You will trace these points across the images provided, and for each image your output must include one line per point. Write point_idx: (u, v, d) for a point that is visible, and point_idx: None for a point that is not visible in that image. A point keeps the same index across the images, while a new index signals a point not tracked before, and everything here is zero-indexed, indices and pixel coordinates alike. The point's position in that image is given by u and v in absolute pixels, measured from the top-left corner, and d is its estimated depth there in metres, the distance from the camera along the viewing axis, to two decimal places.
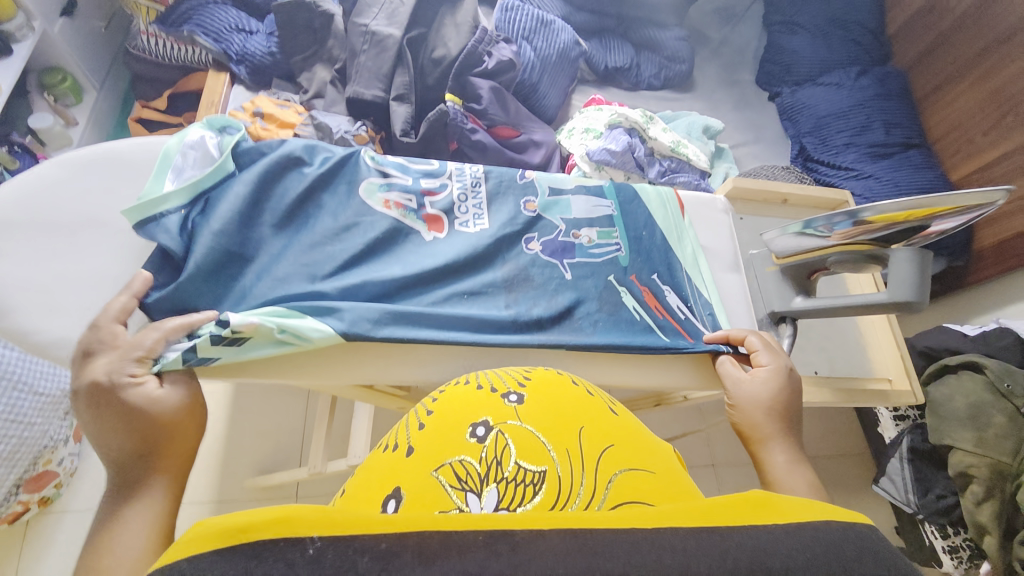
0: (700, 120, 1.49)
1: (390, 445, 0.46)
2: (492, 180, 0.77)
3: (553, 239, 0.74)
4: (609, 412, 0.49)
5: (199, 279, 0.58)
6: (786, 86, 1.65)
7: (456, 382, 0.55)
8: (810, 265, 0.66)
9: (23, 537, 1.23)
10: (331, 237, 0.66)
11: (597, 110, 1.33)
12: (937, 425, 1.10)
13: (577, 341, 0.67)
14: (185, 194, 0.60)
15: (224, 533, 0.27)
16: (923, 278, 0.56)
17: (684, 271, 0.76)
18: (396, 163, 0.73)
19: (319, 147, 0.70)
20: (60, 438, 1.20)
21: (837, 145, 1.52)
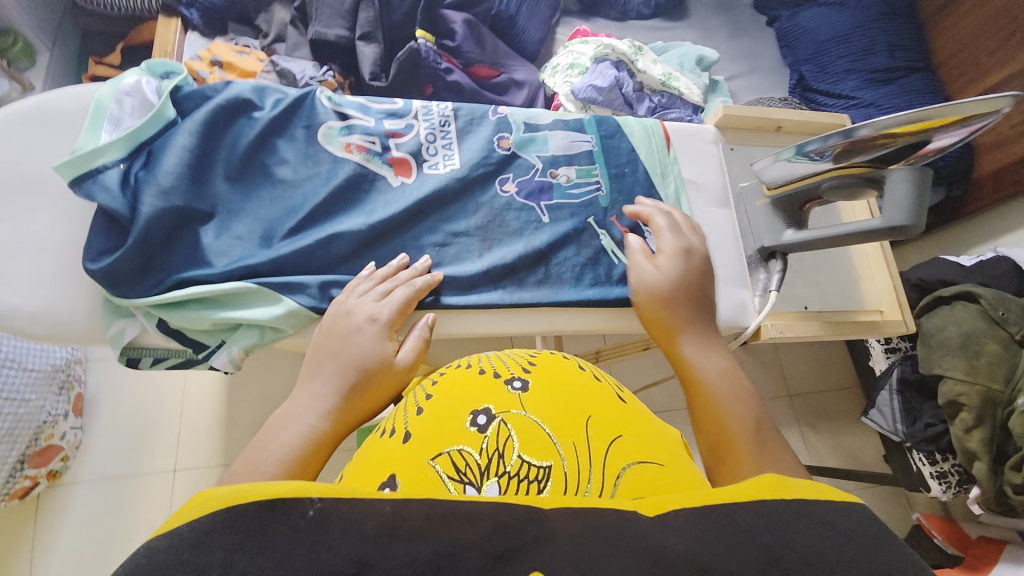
0: (694, 49, 1.39)
1: (387, 429, 0.48)
2: (462, 117, 0.72)
3: (529, 180, 0.70)
4: (618, 400, 0.50)
5: (149, 240, 0.54)
6: (785, 9, 1.54)
7: (457, 363, 0.56)
8: (805, 194, 0.62)
9: (38, 507, 1.27)
10: (291, 187, 0.62)
11: (583, 42, 1.23)
12: (926, 355, 1.10)
13: (552, 296, 0.66)
14: (124, 147, 0.55)
15: (228, 502, 0.30)
16: (920, 202, 0.52)
17: (666, 209, 0.73)
18: (355, 103, 0.67)
19: (270, 88, 0.64)
20: (59, 413, 1.21)
21: (837, 72, 1.43)
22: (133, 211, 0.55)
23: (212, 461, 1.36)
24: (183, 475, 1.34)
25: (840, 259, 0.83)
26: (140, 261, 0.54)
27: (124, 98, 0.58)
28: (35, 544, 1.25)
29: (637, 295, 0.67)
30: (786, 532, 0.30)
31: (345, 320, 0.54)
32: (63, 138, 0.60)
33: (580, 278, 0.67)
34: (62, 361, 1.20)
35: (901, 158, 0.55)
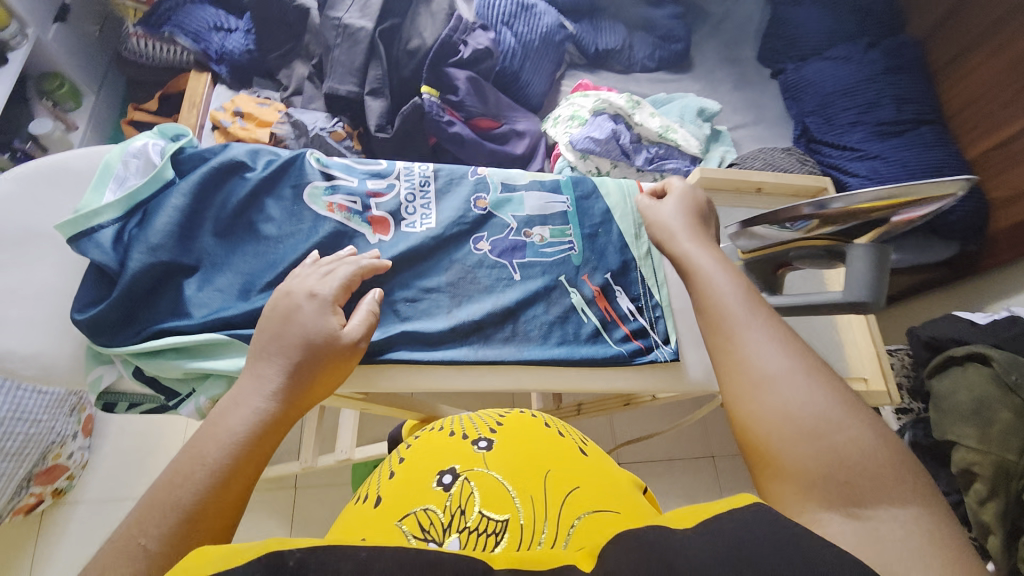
0: (695, 102, 1.43)
1: (361, 496, 0.50)
2: (442, 178, 0.80)
3: (503, 239, 0.77)
4: (581, 454, 0.52)
5: (135, 291, 0.62)
6: (791, 62, 1.57)
7: (435, 428, 0.58)
8: (777, 258, 0.62)
9: (39, 527, 1.30)
10: (274, 243, 0.70)
11: (584, 96, 1.29)
12: (939, 420, 1.06)
13: (518, 353, 0.71)
14: (120, 207, 0.63)
15: (227, 562, 0.28)
16: (880, 276, 0.55)
17: (637, 269, 0.79)
18: (341, 165, 0.76)
19: (264, 151, 0.73)
20: (68, 434, 1.23)
21: (843, 124, 1.43)
22: (121, 265, 0.62)
23: None
24: None
25: (821, 324, 0.83)
26: (128, 308, 0.62)
27: (129, 160, 0.67)
28: (33, 562, 1.28)
29: (608, 355, 0.72)
30: (684, 549, 0.31)
31: (287, 299, 0.58)
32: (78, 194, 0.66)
33: (548, 336, 0.73)
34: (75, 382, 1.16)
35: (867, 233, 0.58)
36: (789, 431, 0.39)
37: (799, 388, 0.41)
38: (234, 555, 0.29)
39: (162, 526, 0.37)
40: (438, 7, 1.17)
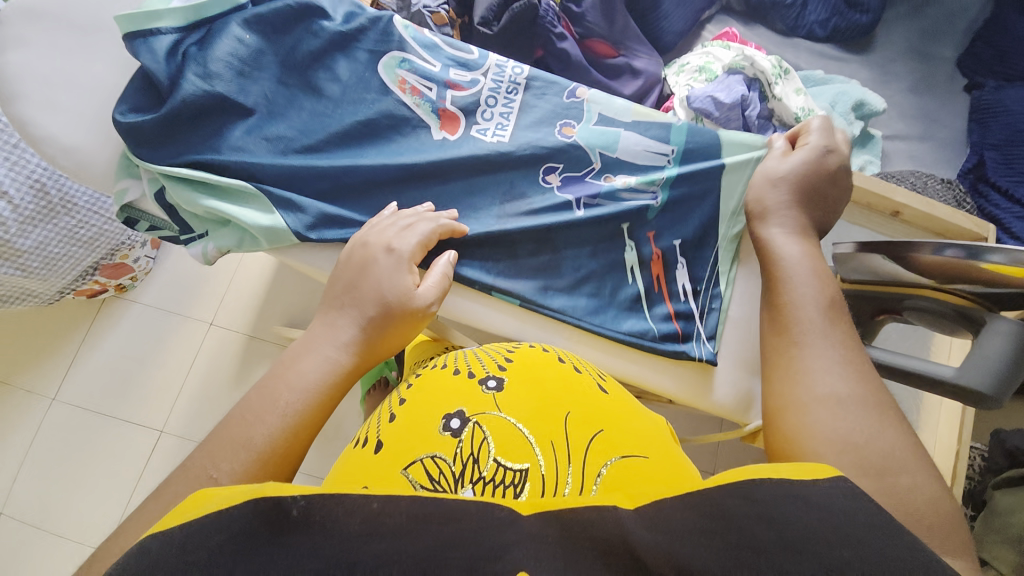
0: (855, 92, 1.18)
1: (362, 440, 0.49)
2: (533, 91, 0.71)
3: (578, 178, 0.68)
4: (599, 393, 0.51)
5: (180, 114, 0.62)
6: (993, 78, 1.26)
7: (436, 365, 0.57)
8: (882, 304, 0.54)
9: (98, 310, 1.50)
10: (329, 105, 0.67)
11: (724, 47, 1.09)
12: (982, 533, 0.93)
13: (546, 304, 0.66)
14: (183, 18, 0.62)
15: (229, 503, 0.33)
16: (1017, 366, 0.44)
17: (715, 250, 0.68)
18: (430, 43, 0.70)
19: (348, 4, 0.68)
20: (138, 241, 1.34)
21: (1023, 172, 1.18)
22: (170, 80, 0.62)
23: (238, 329, 1.50)
24: (213, 331, 1.49)
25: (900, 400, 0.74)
26: (174, 128, 0.63)
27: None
28: (90, 338, 1.48)
29: (649, 343, 0.65)
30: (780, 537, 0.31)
31: (365, 250, 0.58)
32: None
33: (580, 297, 0.66)
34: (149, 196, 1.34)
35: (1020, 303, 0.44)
36: (844, 457, 0.41)
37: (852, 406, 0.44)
38: (234, 496, 0.33)
39: (232, 460, 0.42)
40: None
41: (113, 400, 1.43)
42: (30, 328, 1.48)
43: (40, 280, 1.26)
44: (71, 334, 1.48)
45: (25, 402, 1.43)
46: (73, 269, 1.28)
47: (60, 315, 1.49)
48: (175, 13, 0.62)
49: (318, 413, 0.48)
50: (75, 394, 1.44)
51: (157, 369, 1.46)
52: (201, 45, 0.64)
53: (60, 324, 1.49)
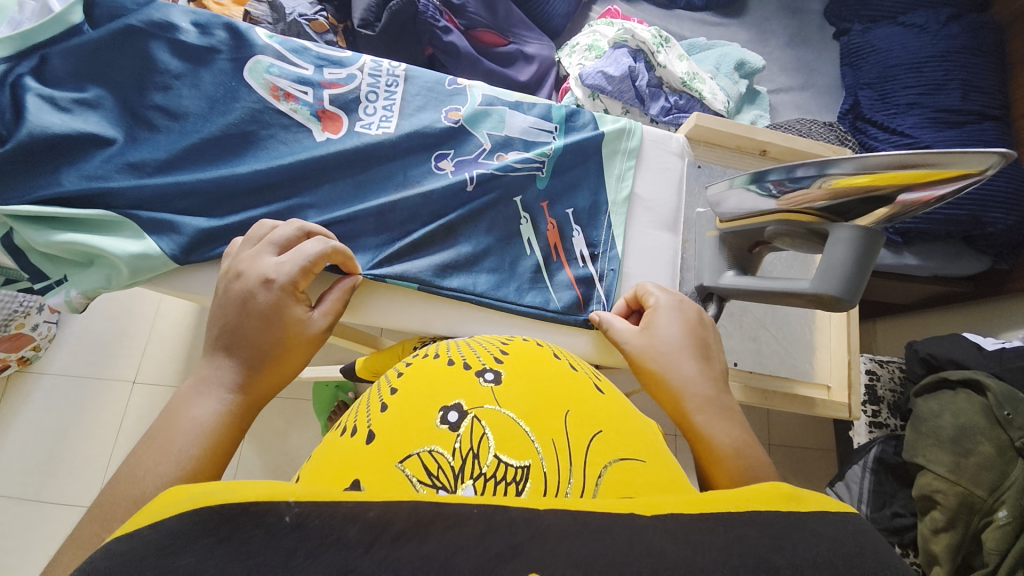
0: (736, 53, 1.25)
1: (348, 429, 0.42)
2: (415, 83, 0.70)
3: (469, 159, 0.67)
4: (597, 390, 0.45)
5: (16, 150, 0.55)
6: (858, 22, 1.36)
7: (427, 353, 0.51)
8: (751, 235, 0.58)
9: (2, 391, 1.36)
10: (192, 120, 0.62)
11: (608, 24, 1.13)
12: (914, 441, 1.00)
13: (456, 283, 0.64)
14: (8, 44, 0.57)
15: (203, 503, 0.28)
16: (858, 269, 0.48)
17: (608, 214, 0.71)
18: (297, 48, 0.67)
19: (203, 16, 0.64)
20: (32, 306, 1.25)
21: (898, 104, 1.23)
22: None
23: (169, 382, 1.40)
24: (140, 389, 1.39)
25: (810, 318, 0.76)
26: (9, 164, 0.55)
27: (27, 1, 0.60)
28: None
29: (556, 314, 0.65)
30: (789, 542, 0.30)
31: (238, 284, 0.51)
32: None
33: (490, 278, 0.65)
34: None
35: (864, 211, 0.49)
36: None
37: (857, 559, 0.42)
38: (212, 497, 0.28)
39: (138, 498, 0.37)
40: None
41: (36, 483, 1.31)
42: None
43: None
44: None
45: None
46: None
47: None
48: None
49: (220, 453, 0.43)
50: None
51: (84, 441, 1.35)
52: (33, 72, 0.58)
53: None
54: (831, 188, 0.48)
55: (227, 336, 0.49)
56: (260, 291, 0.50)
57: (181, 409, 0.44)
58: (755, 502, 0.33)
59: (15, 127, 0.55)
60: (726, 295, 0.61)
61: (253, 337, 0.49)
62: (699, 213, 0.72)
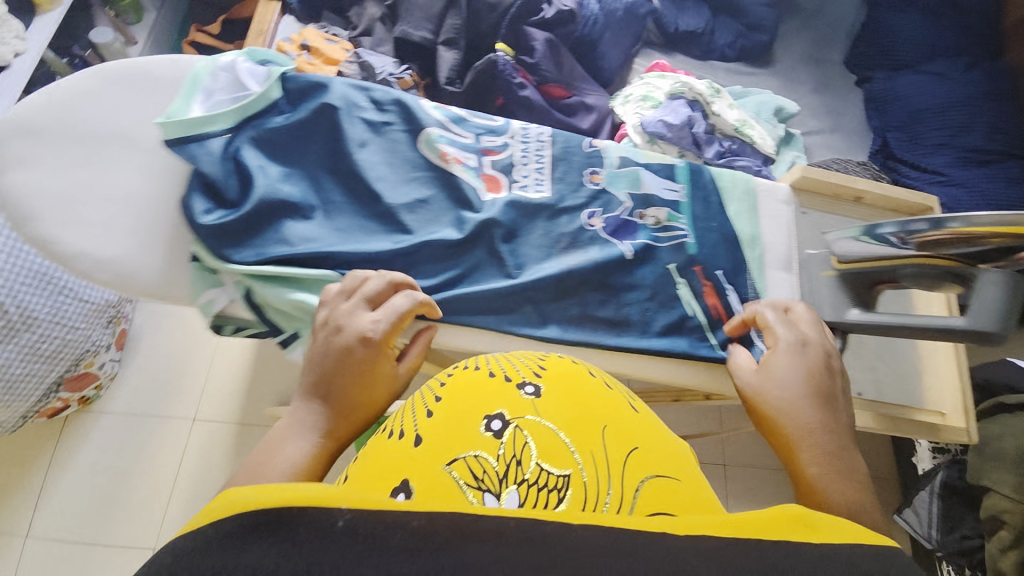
0: (774, 99, 1.35)
1: (396, 431, 0.46)
2: (558, 144, 0.75)
3: (616, 216, 0.72)
4: (633, 409, 0.49)
5: (248, 211, 0.64)
6: (880, 70, 1.48)
7: (468, 364, 0.55)
8: (875, 275, 0.65)
9: (62, 429, 1.39)
10: (378, 183, 0.69)
11: (660, 76, 1.24)
12: (978, 464, 1.03)
13: (620, 338, 0.68)
14: (229, 119, 0.67)
15: (252, 505, 0.33)
16: (1013, 308, 0.54)
17: (750, 273, 0.73)
18: (458, 116, 0.74)
19: (378, 89, 0.73)
20: (102, 345, 1.30)
21: (929, 144, 1.35)
22: (225, 176, 0.66)
23: (229, 420, 1.41)
24: (199, 427, 1.41)
25: (907, 347, 0.81)
26: (239, 228, 0.65)
27: (218, 73, 0.71)
28: (57, 463, 1.36)
29: (705, 353, 0.68)
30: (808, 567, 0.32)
31: (340, 338, 0.54)
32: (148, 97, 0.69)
33: (650, 323, 0.69)
34: (116, 298, 1.26)
35: (1000, 258, 0.54)
36: None
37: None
38: (266, 497, 0.33)
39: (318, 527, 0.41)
40: None
41: (93, 525, 1.32)
42: None
43: None
44: (32, 463, 1.36)
45: None
46: (37, 389, 1.19)
47: (16, 444, 1.37)
48: (221, 117, 0.67)
49: None
50: (49, 527, 1.31)
51: (142, 481, 1.36)
52: (248, 144, 0.67)
53: (17, 456, 1.36)
54: (959, 237, 0.53)
55: (321, 387, 0.51)
56: (356, 346, 0.53)
57: (274, 450, 0.46)
58: (785, 536, 0.35)
59: (243, 192, 0.66)
60: (851, 329, 0.67)
61: (344, 390, 0.51)
62: (814, 253, 0.75)
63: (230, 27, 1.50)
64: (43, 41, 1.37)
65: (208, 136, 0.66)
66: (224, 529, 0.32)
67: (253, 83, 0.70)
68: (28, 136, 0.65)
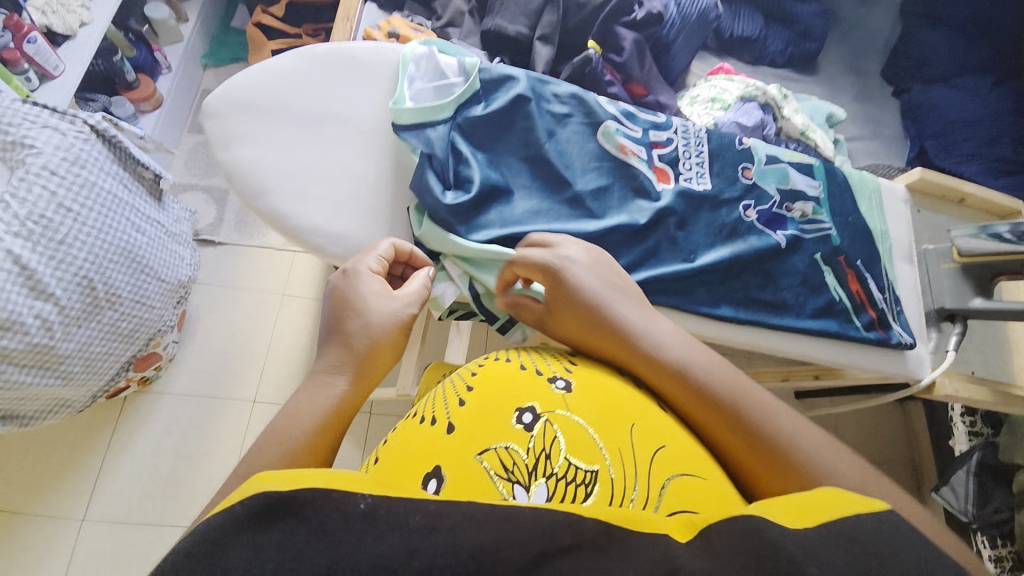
0: (826, 106, 1.42)
1: (428, 418, 0.52)
2: (713, 141, 0.83)
3: (768, 208, 0.80)
4: (656, 404, 0.55)
5: (470, 189, 0.75)
6: (916, 82, 1.56)
7: (497, 356, 0.60)
8: (997, 268, 0.77)
9: (122, 408, 1.36)
10: (567, 170, 0.80)
11: (727, 79, 1.28)
12: (1010, 443, 1.15)
13: (779, 318, 0.77)
14: (451, 107, 0.77)
15: (263, 489, 0.36)
16: None
17: (883, 263, 0.81)
18: (628, 111, 0.83)
19: (557, 84, 0.83)
20: (169, 326, 1.28)
21: (962, 154, 1.44)
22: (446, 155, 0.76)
23: None
24: (260, 409, 1.40)
25: (1002, 338, 0.89)
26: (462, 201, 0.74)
27: (420, 61, 0.80)
28: (116, 443, 1.34)
29: (853, 333, 0.77)
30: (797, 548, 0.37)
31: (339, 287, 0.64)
32: (354, 85, 0.79)
33: (804, 306, 0.78)
34: (187, 278, 1.25)
35: None
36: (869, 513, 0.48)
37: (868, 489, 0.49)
38: (293, 480, 0.37)
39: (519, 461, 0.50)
40: None
41: (155, 507, 1.29)
42: (40, 445, 1.32)
43: (77, 386, 1.10)
44: (90, 444, 1.33)
45: (43, 531, 1.25)
46: (113, 366, 1.15)
47: (71, 424, 1.34)
48: (444, 106, 0.77)
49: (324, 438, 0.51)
50: (108, 508, 1.28)
51: (204, 461, 1.34)
52: (462, 131, 0.78)
53: (72, 436, 1.33)
54: None
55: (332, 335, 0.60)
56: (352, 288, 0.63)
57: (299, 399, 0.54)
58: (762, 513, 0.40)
59: (462, 172, 0.76)
60: (971, 315, 0.81)
61: (349, 330, 0.59)
62: (931, 248, 0.89)
63: (293, 10, 1.50)
64: (107, 10, 1.29)
65: (435, 122, 0.77)
66: (246, 509, 0.35)
67: (451, 73, 0.80)
68: (257, 115, 0.76)
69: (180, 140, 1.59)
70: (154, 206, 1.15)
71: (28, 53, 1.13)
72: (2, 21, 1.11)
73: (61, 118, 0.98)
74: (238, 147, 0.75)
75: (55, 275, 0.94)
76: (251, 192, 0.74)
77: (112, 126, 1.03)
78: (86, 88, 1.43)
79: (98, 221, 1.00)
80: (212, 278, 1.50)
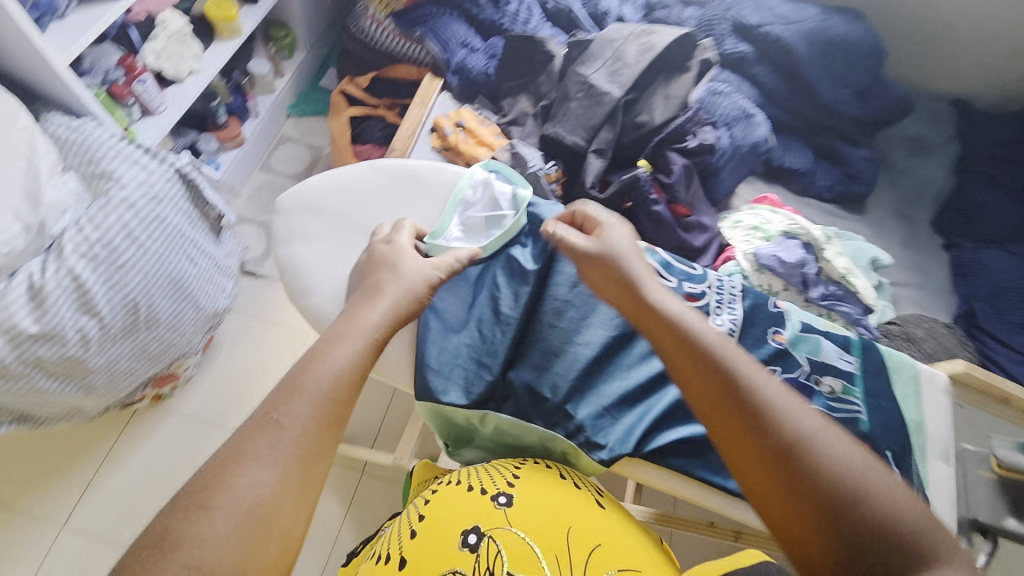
0: (871, 250, 1.41)
1: (386, 555, 0.57)
2: (747, 300, 0.84)
3: (795, 377, 0.79)
4: (596, 510, 0.62)
5: (490, 331, 0.79)
6: (966, 241, 1.54)
7: (452, 477, 0.66)
8: None
9: (127, 422, 1.38)
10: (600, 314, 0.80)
11: (771, 211, 1.33)
12: None
13: None
14: (482, 253, 0.83)
15: None
16: None
17: (913, 455, 0.78)
18: (664, 261, 0.85)
19: None
20: (193, 351, 1.30)
21: (1010, 324, 1.40)
22: (473, 295, 0.82)
23: None
24: None
25: None
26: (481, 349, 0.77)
27: (476, 187, 0.88)
28: (114, 456, 1.35)
29: None
30: None
31: (378, 245, 0.77)
32: (405, 206, 0.88)
33: None
34: (221, 308, 1.28)
35: None
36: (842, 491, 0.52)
37: (865, 482, 0.52)
38: None
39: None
40: (675, 93, 1.21)
41: (133, 530, 1.27)
42: (45, 443, 1.34)
43: (98, 396, 1.12)
44: (89, 452, 1.34)
45: (21, 534, 1.25)
46: (130, 385, 1.16)
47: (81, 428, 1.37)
48: (484, 249, 0.84)
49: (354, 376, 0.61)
50: (87, 523, 1.27)
51: None
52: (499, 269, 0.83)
53: (76, 442, 1.35)
54: None
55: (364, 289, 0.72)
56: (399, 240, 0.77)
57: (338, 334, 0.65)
58: None
59: (491, 312, 0.80)
60: (1010, 535, 0.76)
61: (381, 282, 0.71)
62: (969, 448, 0.86)
63: (376, 80, 1.65)
64: (217, 62, 1.46)
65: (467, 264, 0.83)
66: None
67: (506, 205, 0.87)
68: (318, 222, 0.86)
69: (250, 177, 1.73)
70: (211, 242, 1.21)
71: (136, 91, 1.27)
72: (117, 59, 1.24)
73: (152, 158, 1.08)
74: (297, 247, 0.84)
75: (106, 296, 1.00)
76: (298, 290, 0.82)
77: (194, 171, 1.13)
78: (182, 121, 1.59)
79: (158, 251, 1.06)
80: (246, 309, 1.56)
